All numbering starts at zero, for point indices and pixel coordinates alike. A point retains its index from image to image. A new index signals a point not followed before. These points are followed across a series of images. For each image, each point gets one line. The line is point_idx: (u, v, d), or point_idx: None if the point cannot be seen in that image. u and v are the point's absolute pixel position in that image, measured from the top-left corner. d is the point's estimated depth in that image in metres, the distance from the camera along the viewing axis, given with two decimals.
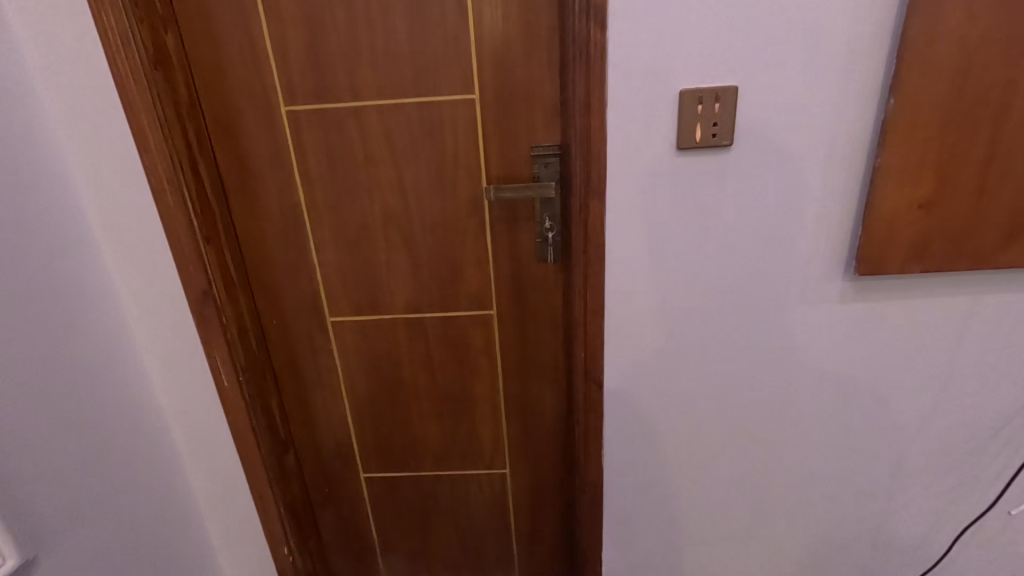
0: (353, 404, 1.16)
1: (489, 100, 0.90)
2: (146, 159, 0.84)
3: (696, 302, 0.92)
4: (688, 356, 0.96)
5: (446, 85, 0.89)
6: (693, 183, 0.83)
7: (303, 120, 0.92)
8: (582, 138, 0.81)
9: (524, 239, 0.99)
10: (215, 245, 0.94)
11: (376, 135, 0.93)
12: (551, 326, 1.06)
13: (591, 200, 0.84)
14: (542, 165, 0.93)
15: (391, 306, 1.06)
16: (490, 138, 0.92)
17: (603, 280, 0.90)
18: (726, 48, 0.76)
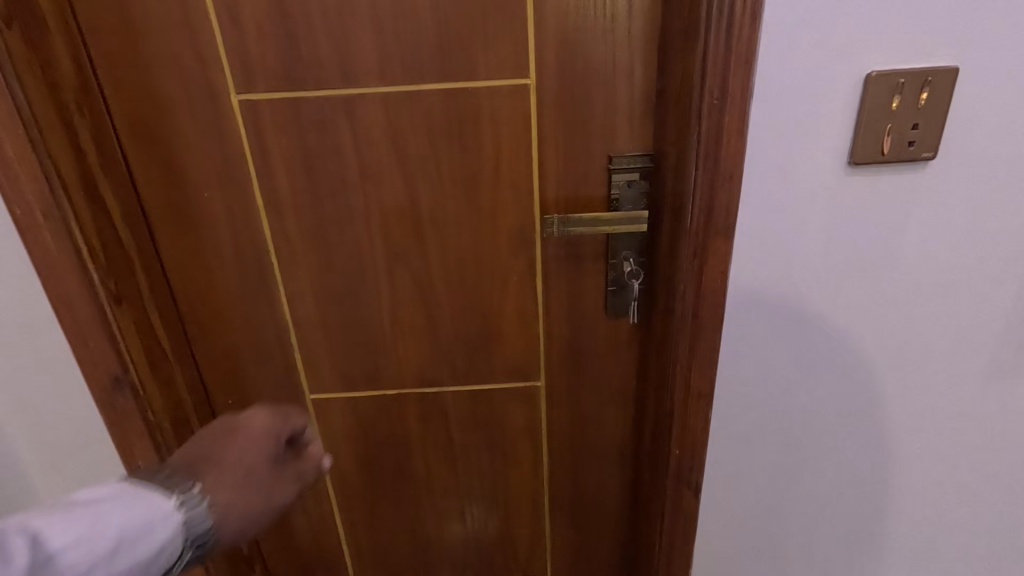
0: (344, 502, 0.85)
1: (551, 90, 0.61)
2: (4, 178, 0.52)
3: (847, 383, 0.64)
4: (824, 451, 0.68)
5: (485, 66, 0.59)
6: (868, 215, 0.55)
7: (263, 117, 0.61)
8: (707, 145, 0.52)
9: (589, 286, 0.70)
10: (132, 305, 0.62)
11: (379, 140, 0.62)
12: (618, 402, 0.78)
13: (713, 240, 0.56)
14: (625, 185, 0.65)
15: (398, 378, 0.76)
16: (549, 145, 0.63)
17: (716, 351, 0.62)
18: (950, 8, 0.48)
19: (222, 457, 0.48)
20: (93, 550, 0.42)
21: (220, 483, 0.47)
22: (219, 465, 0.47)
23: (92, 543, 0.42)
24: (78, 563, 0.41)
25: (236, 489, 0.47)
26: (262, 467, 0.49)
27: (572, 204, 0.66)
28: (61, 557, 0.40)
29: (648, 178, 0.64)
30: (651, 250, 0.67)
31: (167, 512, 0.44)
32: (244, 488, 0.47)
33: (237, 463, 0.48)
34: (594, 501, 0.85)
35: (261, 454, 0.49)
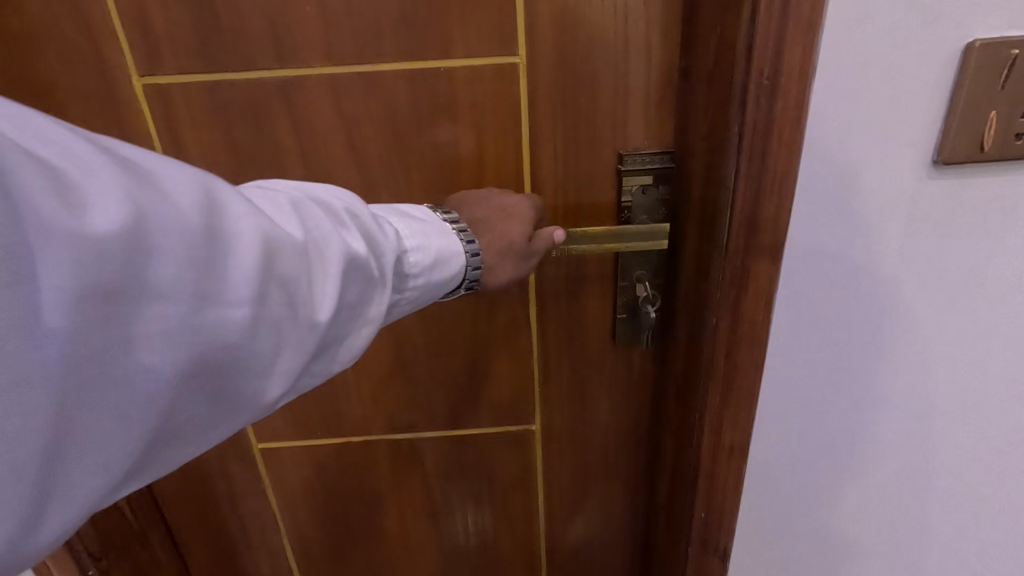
0: (305, 563, 0.73)
1: (546, 72, 0.48)
2: None
3: (918, 439, 0.51)
4: (882, 514, 0.56)
5: (461, 40, 0.47)
6: (956, 231, 0.43)
7: (178, 109, 0.47)
8: (751, 143, 0.40)
9: (593, 312, 0.58)
10: None
11: (330, 137, 0.49)
12: (628, 446, 0.65)
13: (754, 264, 0.43)
14: (638, 190, 0.52)
15: (363, 424, 0.63)
16: (544, 142, 0.51)
17: (754, 399, 0.50)
18: None
19: (492, 207, 0.49)
20: (426, 257, 0.41)
21: (491, 224, 0.48)
22: (480, 211, 0.48)
23: (426, 248, 0.41)
24: (418, 261, 0.40)
25: (499, 227, 0.48)
26: (516, 215, 0.49)
27: (571, 212, 0.54)
28: (409, 256, 0.40)
29: (667, 182, 0.52)
30: (671, 270, 0.55)
31: (441, 226, 0.43)
32: (506, 226, 0.48)
33: (507, 237, 0.47)
34: (600, 556, 0.73)
35: (515, 202, 0.50)
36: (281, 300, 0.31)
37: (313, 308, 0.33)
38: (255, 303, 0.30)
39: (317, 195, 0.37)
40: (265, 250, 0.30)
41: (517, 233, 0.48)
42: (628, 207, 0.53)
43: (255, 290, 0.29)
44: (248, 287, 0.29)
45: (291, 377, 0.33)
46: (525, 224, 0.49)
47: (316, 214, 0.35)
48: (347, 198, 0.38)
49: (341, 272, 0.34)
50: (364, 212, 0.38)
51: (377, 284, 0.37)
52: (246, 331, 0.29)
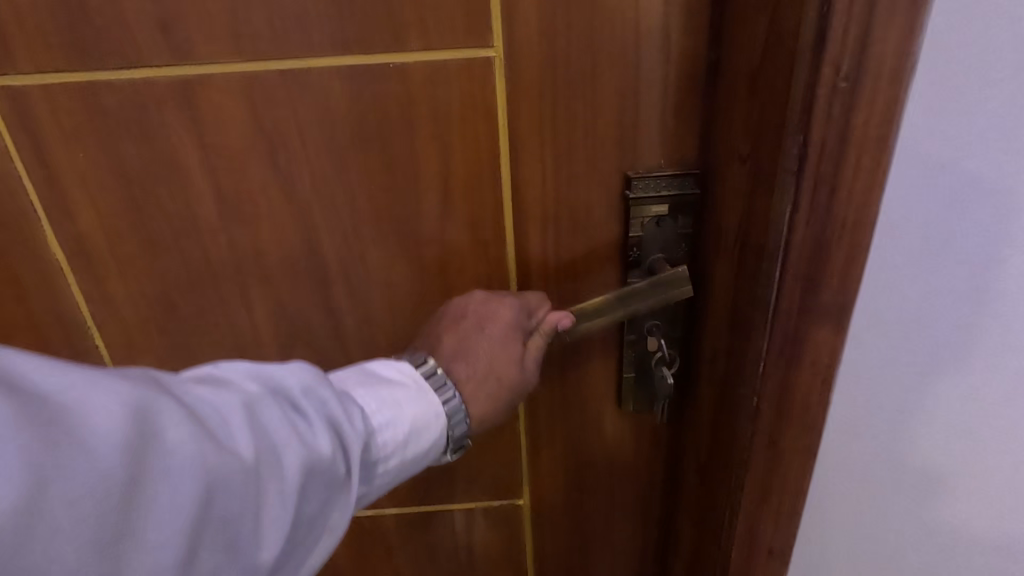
0: None
1: (529, 69, 0.37)
2: None
3: (1000, 535, 0.40)
4: None
5: (417, 27, 0.35)
6: None
7: (44, 120, 0.36)
8: (815, 174, 0.28)
9: (594, 368, 0.47)
10: None
11: (252, 154, 0.38)
12: (639, 523, 0.54)
13: (811, 332, 0.32)
14: (654, 223, 0.41)
15: None
16: (529, 158, 0.40)
17: (802, 493, 0.38)
18: None
19: (472, 342, 0.41)
20: (396, 434, 0.37)
21: (471, 364, 0.40)
22: (459, 348, 0.41)
23: (397, 424, 0.37)
24: (387, 443, 0.36)
25: (482, 367, 0.41)
26: (508, 344, 0.41)
27: (566, 247, 0.43)
28: (378, 437, 0.36)
29: (689, 212, 0.41)
30: (696, 324, 0.43)
31: (419, 385, 0.39)
32: (490, 364, 0.41)
33: (495, 376, 0.41)
34: None
35: (501, 326, 0.41)
36: (218, 547, 0.27)
37: (259, 543, 0.28)
38: (187, 560, 0.26)
39: (276, 378, 0.32)
40: (205, 492, 0.26)
41: (507, 373, 0.41)
42: (639, 246, 0.42)
43: (185, 549, 0.25)
44: (175, 549, 0.25)
45: None
46: (516, 358, 0.41)
47: (274, 417, 0.30)
48: (313, 378, 0.33)
49: (295, 492, 0.29)
50: (332, 397, 0.33)
51: (346, 484, 0.32)
52: None
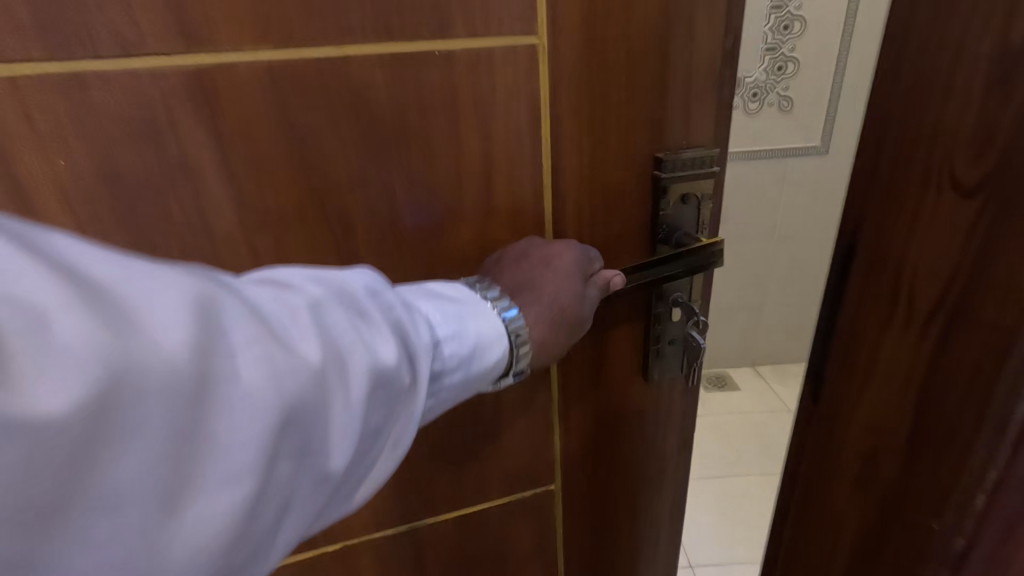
0: None
1: (566, 56, 0.40)
2: None
3: None
4: None
5: (462, 11, 0.36)
6: None
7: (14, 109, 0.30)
8: None
9: (621, 330, 0.58)
10: None
11: (290, 142, 0.36)
12: (646, 457, 0.67)
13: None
14: (682, 204, 0.48)
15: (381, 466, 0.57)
16: (566, 140, 0.43)
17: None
18: None
19: (536, 260, 0.42)
20: (461, 346, 0.36)
21: (537, 277, 0.41)
22: (521, 270, 0.41)
23: (460, 337, 0.36)
24: (450, 352, 0.35)
25: (547, 283, 0.41)
26: (566, 271, 0.42)
27: (596, 222, 0.47)
28: (441, 347, 0.35)
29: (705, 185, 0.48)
30: (834, 341, 0.38)
31: (478, 304, 0.38)
32: (553, 282, 0.42)
33: (557, 297, 0.42)
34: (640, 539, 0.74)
35: (560, 256, 0.43)
36: (294, 454, 0.25)
37: (327, 454, 0.27)
38: (273, 456, 0.24)
39: (340, 280, 0.31)
40: (282, 397, 0.24)
41: (569, 291, 0.42)
42: (668, 214, 0.48)
43: (268, 450, 0.23)
44: (254, 454, 0.23)
45: (296, 537, 0.27)
46: (576, 280, 0.43)
47: (342, 320, 0.29)
48: (371, 283, 0.32)
49: (365, 398, 0.28)
50: (394, 304, 0.32)
51: (414, 393, 0.31)
52: (249, 505, 0.23)
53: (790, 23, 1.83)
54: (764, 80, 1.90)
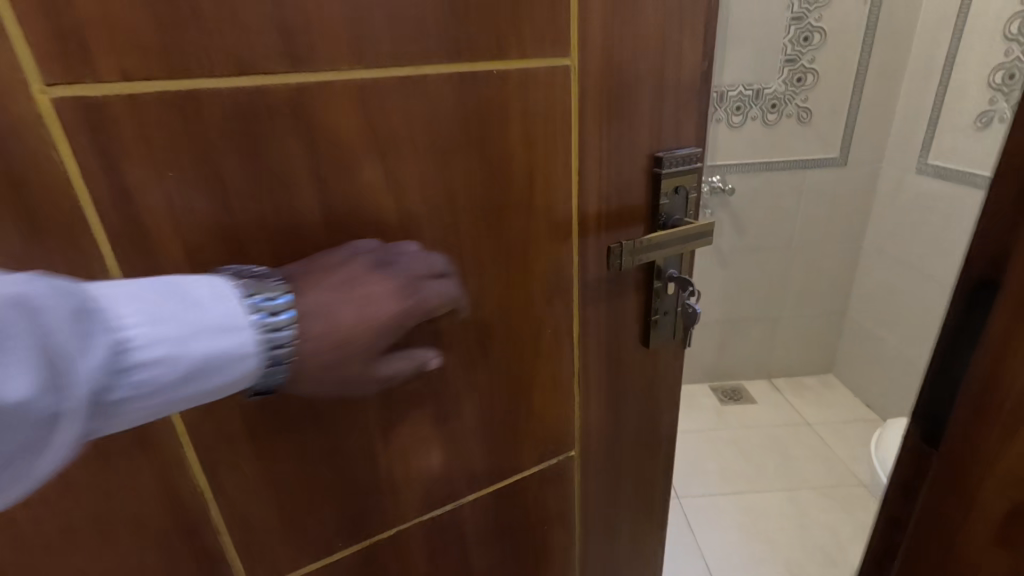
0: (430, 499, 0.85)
1: (593, 108, 0.72)
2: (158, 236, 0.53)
3: None
4: None
5: (548, 97, 0.69)
6: None
7: (265, 105, 0.54)
8: None
9: (639, 269, 0.90)
10: None
11: (449, 159, 0.65)
12: (647, 356, 0.99)
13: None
14: (674, 193, 0.85)
15: (472, 375, 0.80)
16: (594, 155, 0.75)
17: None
18: None
19: (355, 291, 0.57)
20: (141, 347, 0.45)
21: (347, 305, 0.56)
22: (341, 283, 0.57)
23: (149, 336, 0.46)
24: (130, 351, 0.45)
25: (343, 323, 0.56)
26: (380, 303, 0.58)
27: (608, 203, 0.80)
28: (117, 347, 0.45)
29: (682, 187, 0.85)
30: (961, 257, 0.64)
31: (208, 303, 0.49)
32: (357, 320, 0.56)
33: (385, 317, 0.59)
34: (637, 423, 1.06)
35: (382, 289, 0.59)
36: None
37: None
38: None
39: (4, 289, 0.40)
40: None
41: (367, 334, 0.57)
42: (667, 206, 0.85)
43: None
44: None
45: None
46: (369, 330, 0.57)
47: None
48: (44, 291, 0.41)
49: None
50: (54, 317, 0.41)
51: (48, 390, 0.41)
52: None
53: (810, 32, 2.47)
54: (785, 91, 2.57)
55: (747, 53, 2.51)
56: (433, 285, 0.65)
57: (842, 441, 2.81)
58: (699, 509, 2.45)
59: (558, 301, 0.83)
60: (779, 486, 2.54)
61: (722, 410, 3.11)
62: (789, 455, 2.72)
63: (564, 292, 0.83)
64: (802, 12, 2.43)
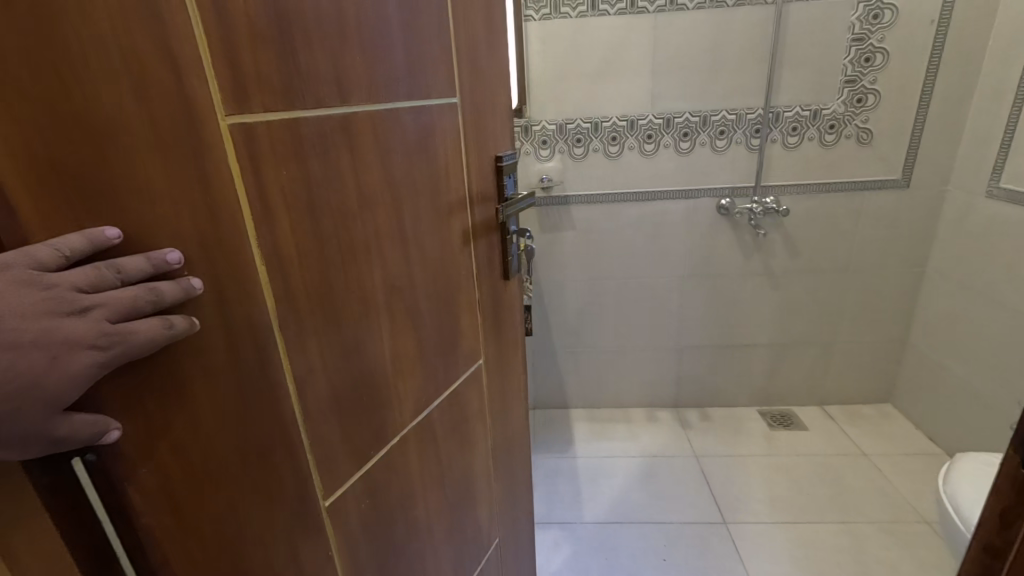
0: (415, 403, 1.14)
1: (467, 118, 1.17)
2: (274, 206, 0.77)
3: None
4: None
5: (450, 121, 1.11)
6: None
7: (329, 128, 0.83)
8: None
9: (498, 229, 1.36)
10: (308, 286, 0.85)
11: (415, 153, 1.02)
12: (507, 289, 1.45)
13: None
14: (509, 177, 1.35)
15: (425, 306, 1.13)
16: (473, 155, 1.21)
17: None
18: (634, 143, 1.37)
19: (41, 336, 0.57)
20: None
21: (29, 351, 0.56)
22: (30, 323, 0.56)
23: None
24: None
25: (21, 371, 0.56)
26: (71, 351, 0.58)
27: (481, 184, 1.26)
28: None
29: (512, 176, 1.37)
30: None
31: None
32: (40, 366, 0.57)
33: (116, 332, 0.61)
34: (513, 337, 1.53)
35: (76, 335, 0.58)
36: None
37: None
38: None
39: None
40: None
41: (52, 385, 0.58)
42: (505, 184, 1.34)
43: None
44: None
45: None
46: (60, 379, 0.58)
47: None
48: None
49: None
50: None
51: None
52: None
53: (871, 54, 2.48)
54: (844, 112, 2.59)
55: (808, 75, 2.54)
56: (144, 328, 0.63)
57: (904, 476, 2.71)
58: (749, 537, 2.41)
59: (466, 244, 1.23)
60: (835, 518, 2.48)
61: (771, 435, 3.08)
62: (841, 485, 2.68)
63: (467, 248, 1.24)
64: (865, 33, 2.45)
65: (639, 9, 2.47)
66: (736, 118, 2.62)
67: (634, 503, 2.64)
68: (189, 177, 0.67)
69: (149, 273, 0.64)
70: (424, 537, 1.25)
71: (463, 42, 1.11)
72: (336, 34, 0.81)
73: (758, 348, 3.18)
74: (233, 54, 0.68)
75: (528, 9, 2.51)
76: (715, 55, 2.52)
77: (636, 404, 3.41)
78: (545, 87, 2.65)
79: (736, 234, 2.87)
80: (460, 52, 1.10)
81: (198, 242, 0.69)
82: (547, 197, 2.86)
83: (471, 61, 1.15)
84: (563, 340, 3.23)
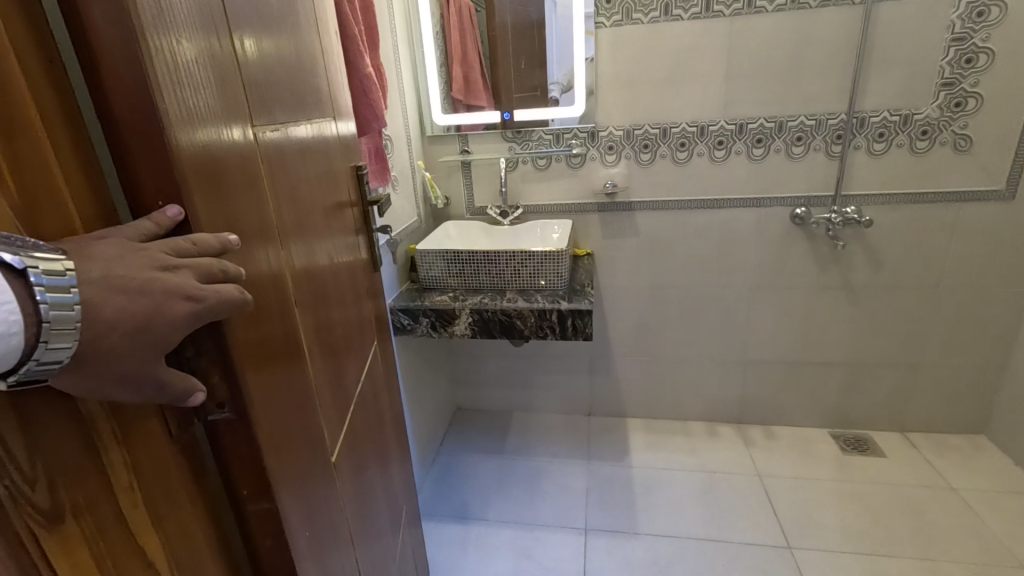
0: (356, 380, 1.29)
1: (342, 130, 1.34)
2: (281, 204, 0.90)
3: None
4: None
5: (336, 140, 1.29)
6: None
7: (292, 139, 0.98)
8: None
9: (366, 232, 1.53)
10: (302, 273, 0.97)
11: (325, 162, 1.18)
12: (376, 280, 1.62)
13: None
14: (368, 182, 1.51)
15: (348, 298, 1.28)
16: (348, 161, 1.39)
17: None
18: None
19: (143, 284, 0.54)
20: None
21: (135, 296, 0.53)
22: (136, 270, 0.53)
23: None
24: None
25: (134, 313, 0.53)
26: (170, 300, 0.56)
27: (354, 192, 1.42)
28: None
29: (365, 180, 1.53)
30: None
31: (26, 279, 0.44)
32: (146, 312, 0.54)
33: (203, 295, 0.60)
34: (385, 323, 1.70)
35: (173, 286, 0.56)
36: None
37: None
38: None
39: None
40: None
41: (157, 331, 0.55)
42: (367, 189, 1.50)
43: None
44: None
45: None
46: (163, 327, 0.56)
47: None
48: None
49: None
50: None
51: None
52: None
53: (973, 54, 2.32)
54: (939, 116, 2.43)
55: (898, 77, 2.42)
56: (225, 290, 0.63)
57: (998, 513, 2.49)
58: (816, 563, 2.30)
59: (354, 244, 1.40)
60: (916, 554, 2.31)
61: (845, 460, 2.92)
62: (923, 518, 2.50)
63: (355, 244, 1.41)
64: (966, 32, 2.29)
65: (713, 14, 2.45)
66: (816, 123, 2.53)
67: (692, 520, 2.58)
68: (245, 171, 0.77)
69: (219, 247, 0.64)
70: (375, 506, 1.37)
71: (334, 71, 1.29)
72: (282, 63, 0.96)
73: (831, 367, 3.03)
74: (249, 75, 0.82)
75: (600, 16, 2.54)
76: (793, 58, 2.45)
77: (698, 418, 3.33)
78: (614, 91, 2.66)
79: (812, 245, 2.75)
80: (330, 74, 1.26)
81: (256, 227, 0.79)
82: (611, 203, 2.88)
83: (335, 86, 1.32)
84: (623, 347, 3.22)
